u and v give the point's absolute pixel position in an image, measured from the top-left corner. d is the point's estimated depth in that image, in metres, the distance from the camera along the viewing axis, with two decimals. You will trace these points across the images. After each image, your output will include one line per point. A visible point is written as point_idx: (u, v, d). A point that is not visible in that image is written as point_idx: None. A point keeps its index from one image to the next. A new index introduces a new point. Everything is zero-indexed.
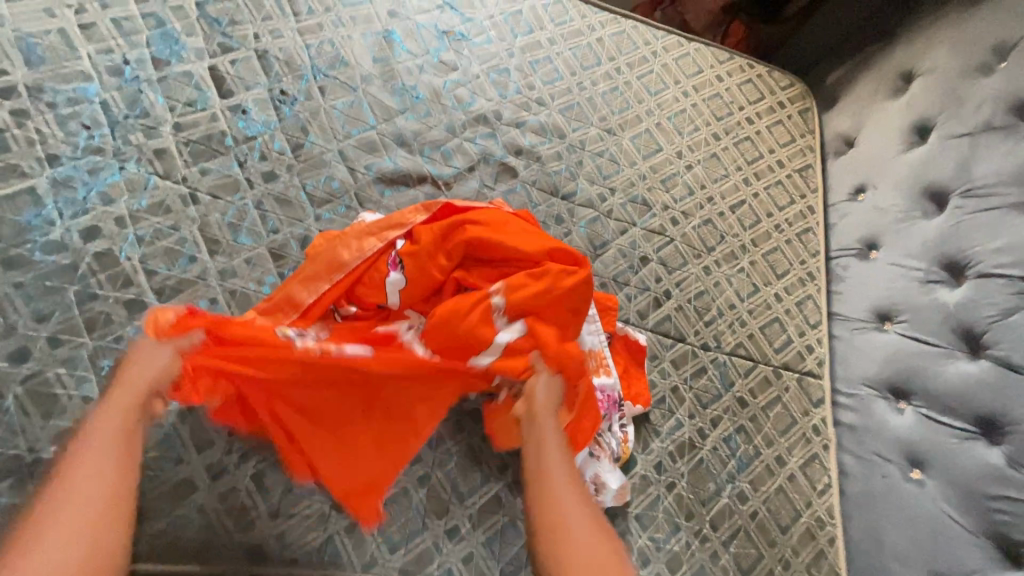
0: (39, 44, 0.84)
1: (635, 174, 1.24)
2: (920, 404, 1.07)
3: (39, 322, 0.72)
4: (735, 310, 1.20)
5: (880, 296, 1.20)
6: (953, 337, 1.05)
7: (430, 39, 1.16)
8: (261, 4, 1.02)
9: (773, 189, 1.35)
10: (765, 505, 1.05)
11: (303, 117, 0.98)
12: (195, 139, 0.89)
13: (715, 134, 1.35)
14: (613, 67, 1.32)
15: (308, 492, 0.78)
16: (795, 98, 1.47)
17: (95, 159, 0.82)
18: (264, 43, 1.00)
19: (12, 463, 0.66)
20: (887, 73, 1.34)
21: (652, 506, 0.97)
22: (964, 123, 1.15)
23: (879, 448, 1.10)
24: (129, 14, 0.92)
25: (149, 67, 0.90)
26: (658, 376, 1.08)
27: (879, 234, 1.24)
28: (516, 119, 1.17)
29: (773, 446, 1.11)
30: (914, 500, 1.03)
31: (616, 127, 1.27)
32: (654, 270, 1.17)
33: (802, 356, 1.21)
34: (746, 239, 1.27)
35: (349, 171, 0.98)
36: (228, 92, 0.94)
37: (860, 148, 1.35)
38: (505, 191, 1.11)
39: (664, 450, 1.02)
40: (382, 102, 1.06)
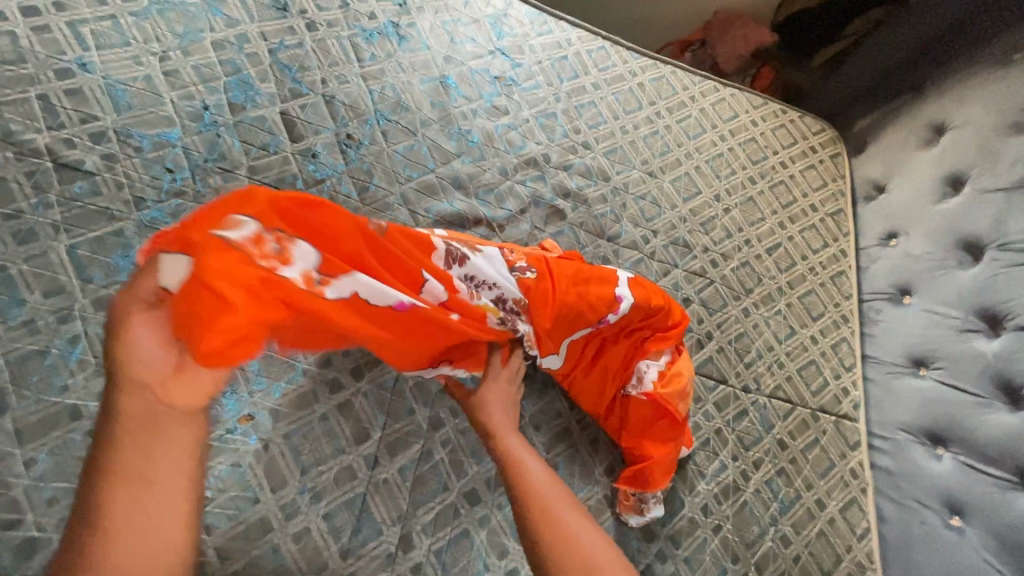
0: (126, 90, 0.88)
1: (676, 217, 1.27)
2: (958, 451, 1.10)
3: None
4: (774, 352, 1.23)
5: (914, 342, 1.23)
6: (991, 387, 1.08)
7: (483, 84, 1.20)
8: (328, 50, 1.07)
9: (807, 232, 1.38)
10: (807, 548, 1.06)
11: (368, 161, 1.01)
12: (268, 182, 0.93)
13: (750, 178, 1.39)
14: (653, 111, 1.37)
15: (377, 533, 0.79)
16: (825, 143, 1.51)
17: (177, 202, 0.85)
18: (331, 88, 1.04)
19: None
20: (918, 124, 1.39)
21: (700, 549, 0.98)
22: (998, 178, 1.19)
23: (918, 494, 1.12)
24: (209, 61, 0.96)
25: (226, 112, 0.94)
26: (702, 419, 1.10)
27: (913, 281, 1.28)
28: (563, 162, 1.21)
29: (813, 489, 1.12)
30: (955, 548, 1.04)
31: (658, 170, 1.30)
32: (696, 312, 1.20)
33: (839, 399, 1.23)
34: (782, 282, 1.31)
35: (411, 214, 1.02)
36: (299, 137, 0.98)
37: (892, 195, 1.39)
38: (554, 233, 1.14)
39: (709, 493, 1.04)
40: (440, 146, 1.10)
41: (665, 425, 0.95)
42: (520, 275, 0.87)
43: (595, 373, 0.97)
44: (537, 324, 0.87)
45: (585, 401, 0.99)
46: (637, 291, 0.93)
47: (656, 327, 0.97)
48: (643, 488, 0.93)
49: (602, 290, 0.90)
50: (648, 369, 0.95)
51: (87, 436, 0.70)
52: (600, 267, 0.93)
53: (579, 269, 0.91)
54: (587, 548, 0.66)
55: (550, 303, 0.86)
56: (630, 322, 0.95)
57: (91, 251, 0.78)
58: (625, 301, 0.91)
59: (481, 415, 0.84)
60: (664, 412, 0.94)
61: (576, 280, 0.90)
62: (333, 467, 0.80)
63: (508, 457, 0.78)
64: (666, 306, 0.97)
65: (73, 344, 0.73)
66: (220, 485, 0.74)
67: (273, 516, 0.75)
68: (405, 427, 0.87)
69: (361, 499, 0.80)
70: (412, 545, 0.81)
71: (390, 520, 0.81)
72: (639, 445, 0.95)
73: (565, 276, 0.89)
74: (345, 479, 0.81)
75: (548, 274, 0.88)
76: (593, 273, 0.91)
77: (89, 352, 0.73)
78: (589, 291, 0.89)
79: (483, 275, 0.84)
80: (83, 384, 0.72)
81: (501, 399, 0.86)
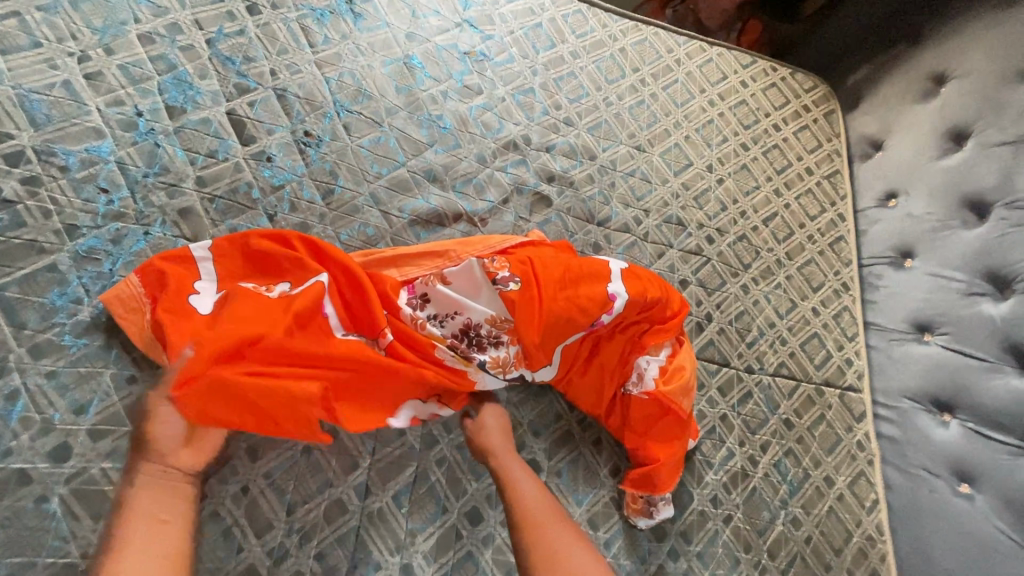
0: (43, 100, 0.77)
1: (667, 193, 1.20)
2: (965, 418, 1.08)
3: (77, 415, 0.67)
4: (776, 328, 1.18)
5: (918, 307, 1.18)
6: (1001, 352, 1.05)
7: (452, 62, 1.10)
8: (275, 36, 0.95)
9: (803, 198, 1.32)
10: (818, 528, 1.05)
11: (330, 160, 0.92)
12: (220, 194, 0.83)
13: (743, 144, 1.31)
14: (638, 79, 1.27)
15: (374, 568, 0.75)
16: (819, 100, 1.43)
17: (117, 226, 0.76)
18: (282, 80, 0.93)
19: (66, 571, 0.62)
20: (917, 75, 1.31)
21: (711, 542, 0.96)
22: (1004, 131, 1.13)
23: (925, 462, 1.10)
24: (137, 59, 0.84)
25: (164, 117, 0.83)
26: (707, 406, 1.05)
27: (915, 243, 1.23)
28: (545, 143, 1.12)
29: (821, 467, 1.10)
30: (965, 515, 1.03)
31: (646, 143, 1.22)
32: (694, 293, 1.14)
33: (843, 370, 1.20)
34: (781, 253, 1.25)
35: (383, 215, 0.93)
36: (250, 139, 0.88)
37: (889, 152, 1.33)
38: (540, 222, 1.06)
39: (718, 483, 1.00)
40: (410, 136, 1.00)
41: (671, 424, 0.90)
42: (502, 289, 0.83)
43: (592, 371, 0.92)
44: (524, 340, 0.82)
45: (584, 400, 0.94)
46: (629, 284, 0.87)
47: (655, 319, 0.91)
48: (651, 491, 0.89)
49: (592, 291, 0.84)
50: (648, 366, 0.90)
51: (40, 502, 0.63)
52: (592, 260, 0.88)
53: (565, 269, 0.85)
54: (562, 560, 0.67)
55: (538, 314, 0.82)
56: (627, 318, 0.89)
57: (21, 292, 0.69)
58: (619, 299, 0.85)
59: (480, 439, 0.80)
60: (669, 413, 0.89)
61: (565, 280, 0.84)
62: (321, 503, 0.75)
63: (506, 480, 0.76)
64: (664, 295, 0.91)
65: (12, 401, 0.65)
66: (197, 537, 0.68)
67: (260, 563, 0.70)
68: (396, 450, 0.81)
69: (354, 533, 0.75)
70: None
71: (388, 551, 0.76)
72: (643, 447, 0.91)
73: (550, 279, 0.84)
74: (336, 514, 0.75)
75: (529, 279, 0.83)
76: (581, 271, 0.86)
77: (32, 408, 0.66)
78: (578, 294, 0.84)
79: (449, 305, 0.84)
80: (30, 444, 0.65)
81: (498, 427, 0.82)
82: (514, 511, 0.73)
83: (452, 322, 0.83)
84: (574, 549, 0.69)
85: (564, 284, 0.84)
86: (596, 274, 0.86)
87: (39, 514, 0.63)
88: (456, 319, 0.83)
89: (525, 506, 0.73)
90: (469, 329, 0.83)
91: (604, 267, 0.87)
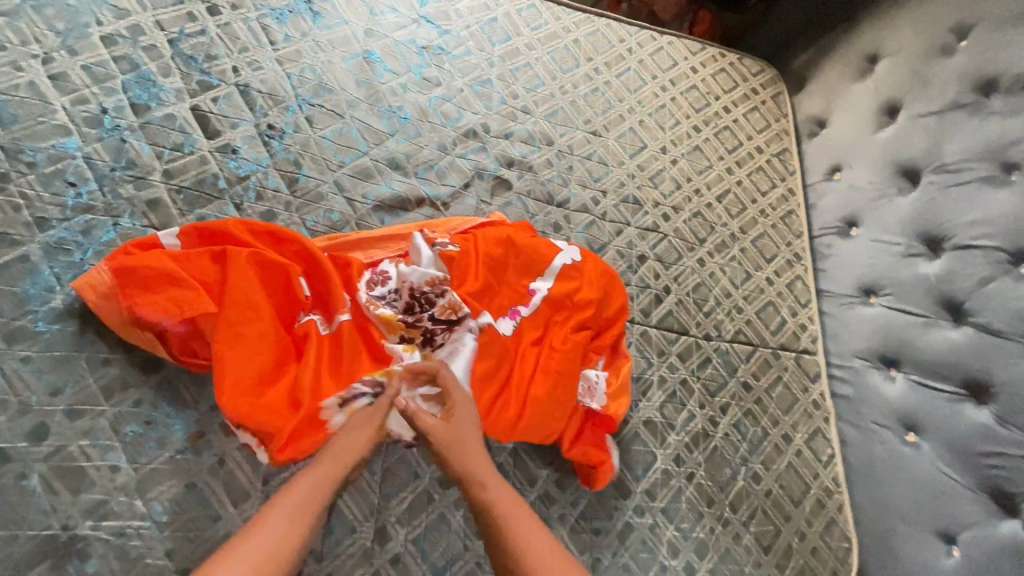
0: (8, 100, 0.80)
1: (624, 174, 1.26)
2: (910, 371, 1.13)
3: (54, 396, 0.70)
4: (731, 298, 1.24)
5: (864, 272, 1.25)
6: (936, 307, 1.11)
7: (410, 56, 1.14)
8: (236, 35, 0.99)
9: (754, 175, 1.39)
10: (777, 482, 1.11)
11: (294, 150, 0.96)
12: (187, 185, 0.87)
13: (695, 126, 1.38)
14: (592, 68, 1.33)
15: (350, 531, 0.79)
16: (766, 83, 1.51)
17: (87, 217, 0.79)
18: (244, 76, 0.97)
19: (49, 542, 0.65)
20: (854, 55, 1.39)
21: (675, 498, 1.01)
22: (931, 102, 1.21)
23: (876, 416, 1.16)
24: (100, 59, 0.88)
25: (129, 114, 0.87)
26: (667, 372, 1.11)
27: (859, 212, 1.29)
28: (504, 131, 1.17)
29: (779, 425, 1.16)
30: (913, 463, 1.08)
31: (602, 128, 1.28)
32: (652, 267, 1.20)
33: (797, 335, 1.27)
34: (735, 227, 1.31)
35: (348, 201, 0.97)
36: (215, 133, 0.91)
37: (832, 129, 1.40)
38: (501, 205, 1.11)
39: (680, 443, 1.06)
40: (371, 127, 1.04)
41: (596, 428, 0.95)
42: (442, 250, 0.90)
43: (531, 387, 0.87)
44: (461, 297, 0.87)
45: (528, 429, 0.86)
46: (561, 280, 0.94)
47: (596, 317, 0.94)
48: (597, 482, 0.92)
49: (514, 282, 0.93)
50: (598, 379, 0.94)
51: (21, 479, 0.66)
52: (529, 245, 0.94)
53: (496, 254, 0.91)
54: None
55: (471, 279, 0.89)
56: (559, 315, 0.93)
57: None
58: (539, 293, 0.92)
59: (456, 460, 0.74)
60: (595, 416, 0.95)
61: (502, 263, 0.92)
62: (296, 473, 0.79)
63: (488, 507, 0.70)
64: (607, 281, 0.97)
65: None
66: (177, 507, 0.71)
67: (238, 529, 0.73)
68: None
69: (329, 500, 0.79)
70: (388, 538, 0.80)
71: (362, 516, 0.80)
72: (586, 452, 0.91)
73: (480, 261, 0.90)
74: None
75: (464, 262, 0.90)
76: (513, 261, 0.93)
77: (9, 391, 0.69)
78: (506, 280, 0.93)
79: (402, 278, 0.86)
80: (8, 425, 0.67)
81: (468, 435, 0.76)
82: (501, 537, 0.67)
83: (403, 294, 0.86)
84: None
85: (492, 269, 0.91)
86: (525, 266, 0.94)
87: (20, 490, 0.65)
88: (404, 287, 0.85)
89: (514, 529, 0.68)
90: (415, 294, 0.86)
91: (543, 257, 0.94)
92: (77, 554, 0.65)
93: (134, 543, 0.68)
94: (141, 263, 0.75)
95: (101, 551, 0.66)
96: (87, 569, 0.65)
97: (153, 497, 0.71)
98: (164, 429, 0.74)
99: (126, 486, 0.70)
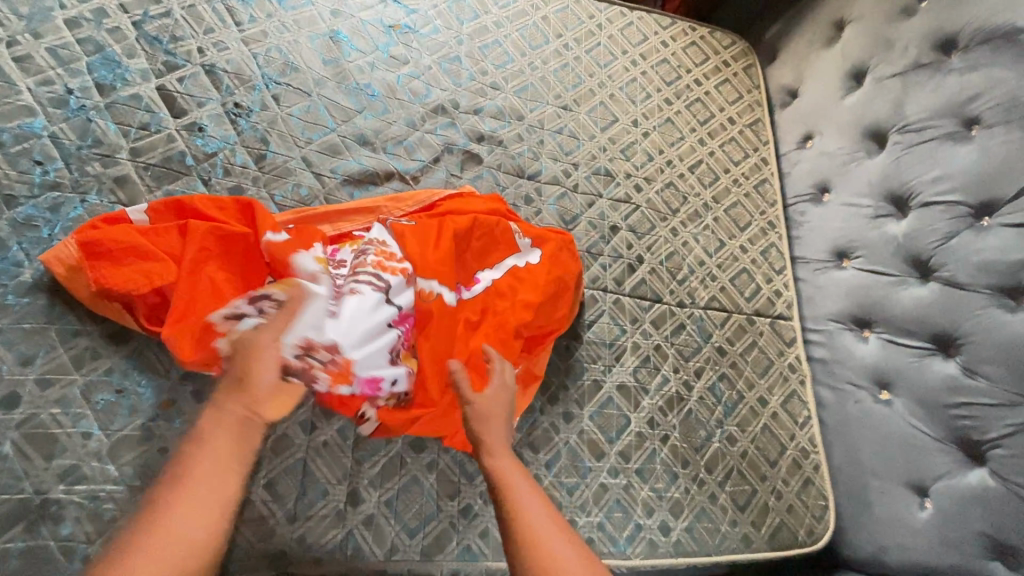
0: None
1: (595, 147, 1.27)
2: (881, 330, 1.14)
3: (24, 366, 0.72)
4: (705, 266, 1.25)
5: (835, 236, 1.26)
6: (904, 265, 1.12)
7: (377, 35, 1.15)
8: (200, 17, 1.01)
9: (727, 145, 1.40)
10: (753, 444, 1.12)
11: (261, 128, 0.97)
12: (154, 162, 0.88)
13: (666, 99, 1.39)
14: (561, 44, 1.34)
15: (323, 493, 0.80)
16: (737, 56, 1.52)
17: (54, 195, 0.81)
18: (209, 57, 0.98)
19: (22, 506, 0.66)
20: (821, 23, 1.41)
21: (649, 460, 1.02)
22: (894, 64, 1.23)
23: (850, 376, 1.17)
24: (64, 41, 0.89)
25: (94, 95, 0.88)
26: (641, 338, 1.12)
27: (830, 177, 1.31)
28: (473, 106, 1.18)
29: (755, 389, 1.18)
30: (885, 419, 1.09)
31: (572, 103, 1.29)
32: (625, 237, 1.21)
33: (772, 301, 1.28)
34: (708, 197, 1.32)
35: (316, 176, 0.98)
36: (181, 112, 0.93)
37: (803, 97, 1.42)
38: (471, 178, 1.12)
39: (654, 406, 1.07)
40: (338, 104, 1.05)
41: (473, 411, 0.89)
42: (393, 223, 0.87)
43: (455, 360, 0.81)
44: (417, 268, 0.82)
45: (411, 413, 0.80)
46: (509, 274, 0.93)
47: (540, 315, 0.93)
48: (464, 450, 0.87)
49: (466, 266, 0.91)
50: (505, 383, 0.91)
51: None
52: (493, 230, 0.93)
53: (461, 232, 0.90)
54: (540, 536, 0.62)
55: (425, 249, 0.84)
56: (502, 302, 0.90)
57: None
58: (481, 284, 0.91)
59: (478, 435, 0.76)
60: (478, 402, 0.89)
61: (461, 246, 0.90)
62: (268, 438, 0.80)
63: (499, 474, 0.71)
64: (559, 286, 0.95)
65: None
66: (149, 472, 0.73)
67: None
68: None
69: (301, 464, 0.81)
70: (361, 500, 0.82)
71: (335, 479, 0.81)
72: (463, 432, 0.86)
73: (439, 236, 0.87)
74: (283, 447, 0.81)
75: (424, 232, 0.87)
76: (472, 248, 0.92)
77: None
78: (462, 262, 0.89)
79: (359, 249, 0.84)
80: None
81: (499, 411, 0.80)
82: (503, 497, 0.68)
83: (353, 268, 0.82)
84: (558, 533, 0.63)
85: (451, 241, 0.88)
86: (481, 253, 0.93)
87: None
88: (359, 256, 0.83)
89: (517, 491, 0.68)
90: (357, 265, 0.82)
91: (500, 245, 0.94)
92: (51, 516, 0.67)
93: (107, 506, 0.70)
94: (105, 235, 0.75)
95: (74, 514, 0.68)
96: (62, 531, 0.67)
97: (125, 462, 0.72)
98: (136, 397, 0.76)
99: (98, 452, 0.71)
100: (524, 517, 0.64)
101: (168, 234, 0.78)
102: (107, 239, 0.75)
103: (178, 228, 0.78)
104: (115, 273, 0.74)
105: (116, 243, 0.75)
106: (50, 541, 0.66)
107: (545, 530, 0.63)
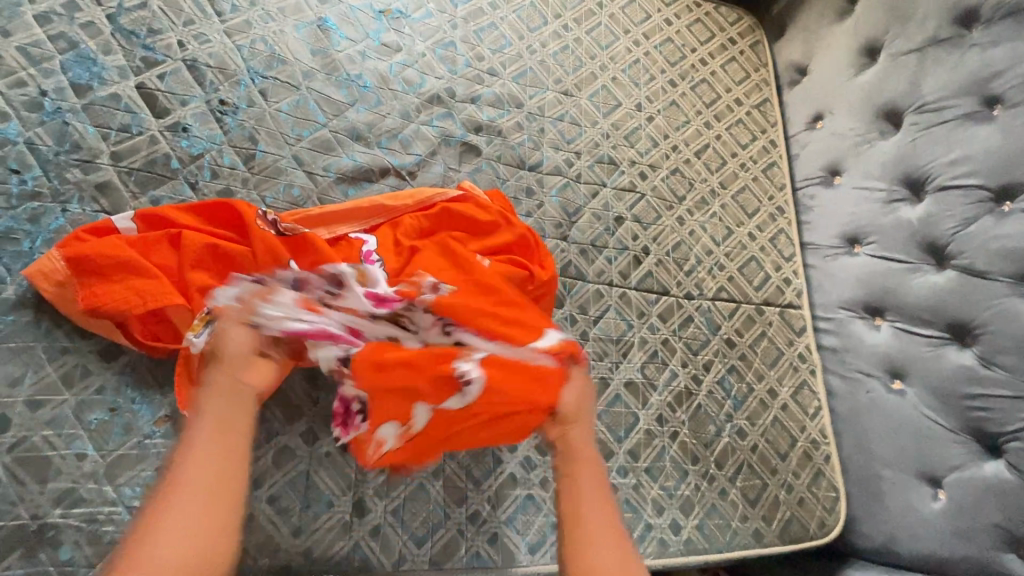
0: None
1: (598, 134, 1.22)
2: (894, 319, 1.11)
3: (12, 387, 0.69)
4: (712, 255, 1.22)
5: (847, 221, 1.22)
6: (919, 252, 1.09)
7: (367, 21, 1.10)
8: (179, 8, 0.95)
9: (734, 128, 1.35)
10: (763, 437, 1.10)
11: (249, 126, 0.93)
12: (137, 166, 0.84)
13: (671, 81, 1.33)
14: (561, 25, 1.28)
15: (327, 505, 0.78)
16: (744, 32, 1.46)
17: (34, 205, 0.77)
18: (191, 50, 0.93)
19: (18, 532, 0.64)
20: None
21: (658, 458, 1.01)
22: (910, 40, 1.17)
23: (861, 365, 1.15)
24: (36, 39, 0.84)
25: (70, 96, 0.84)
26: (648, 333, 1.10)
27: (841, 160, 1.26)
28: (470, 95, 1.13)
29: (765, 380, 1.15)
30: (898, 409, 1.07)
31: (573, 88, 1.23)
32: (630, 229, 1.17)
33: (782, 289, 1.24)
34: (715, 183, 1.28)
35: (308, 175, 0.94)
36: (163, 111, 0.88)
37: (813, 75, 1.36)
38: (470, 171, 1.07)
39: (663, 403, 1.05)
40: (329, 98, 1.00)
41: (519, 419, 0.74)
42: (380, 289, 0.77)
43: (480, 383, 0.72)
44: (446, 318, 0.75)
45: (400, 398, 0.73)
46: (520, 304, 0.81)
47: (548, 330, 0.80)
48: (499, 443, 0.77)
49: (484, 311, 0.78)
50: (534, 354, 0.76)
51: None
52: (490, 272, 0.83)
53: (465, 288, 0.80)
54: (589, 531, 0.63)
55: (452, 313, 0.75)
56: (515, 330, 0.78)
57: None
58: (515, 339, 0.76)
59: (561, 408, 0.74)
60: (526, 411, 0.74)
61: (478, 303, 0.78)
62: (269, 451, 0.78)
63: (573, 454, 0.71)
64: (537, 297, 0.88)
65: None
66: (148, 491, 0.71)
67: None
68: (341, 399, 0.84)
69: (303, 477, 0.79)
70: (367, 511, 0.80)
71: (340, 490, 0.80)
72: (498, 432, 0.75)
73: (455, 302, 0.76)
74: (285, 460, 0.79)
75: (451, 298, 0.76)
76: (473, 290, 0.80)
77: None
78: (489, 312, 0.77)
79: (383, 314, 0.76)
80: None
81: (581, 399, 0.76)
82: (569, 479, 0.69)
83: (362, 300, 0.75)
84: (611, 532, 0.63)
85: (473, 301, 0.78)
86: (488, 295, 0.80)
87: None
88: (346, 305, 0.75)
89: (583, 478, 0.68)
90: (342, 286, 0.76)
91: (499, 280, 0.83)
92: (48, 542, 0.65)
93: (106, 529, 0.68)
94: (85, 251, 0.72)
95: (72, 538, 0.66)
96: (61, 556, 0.65)
97: (122, 483, 0.70)
98: (130, 414, 0.73)
99: (94, 473, 0.69)
100: (581, 508, 0.65)
101: (154, 245, 0.76)
102: (88, 254, 0.72)
103: (166, 237, 0.76)
104: (102, 290, 0.71)
105: (99, 258, 0.72)
106: (49, 567, 0.64)
107: (600, 526, 0.63)
